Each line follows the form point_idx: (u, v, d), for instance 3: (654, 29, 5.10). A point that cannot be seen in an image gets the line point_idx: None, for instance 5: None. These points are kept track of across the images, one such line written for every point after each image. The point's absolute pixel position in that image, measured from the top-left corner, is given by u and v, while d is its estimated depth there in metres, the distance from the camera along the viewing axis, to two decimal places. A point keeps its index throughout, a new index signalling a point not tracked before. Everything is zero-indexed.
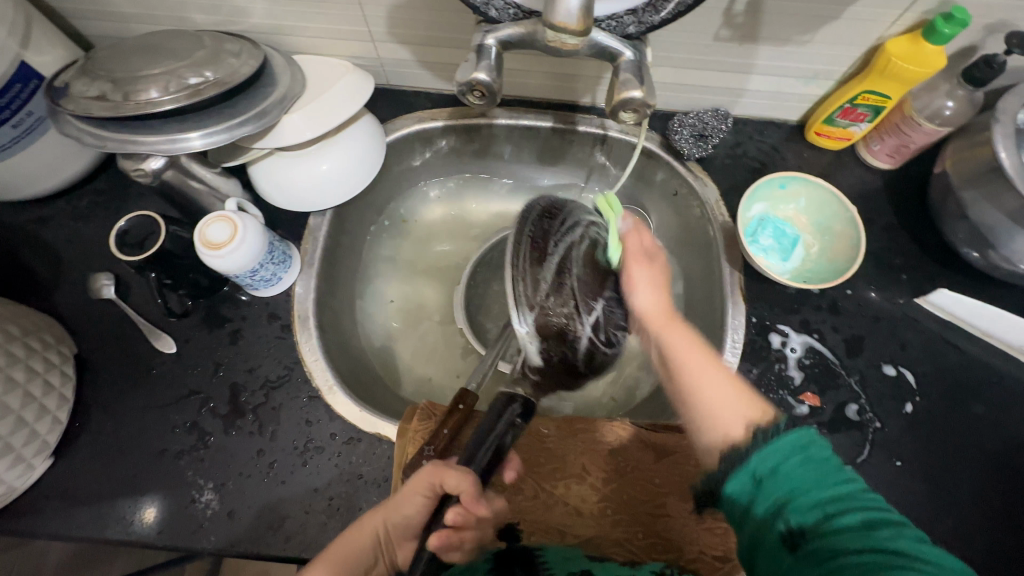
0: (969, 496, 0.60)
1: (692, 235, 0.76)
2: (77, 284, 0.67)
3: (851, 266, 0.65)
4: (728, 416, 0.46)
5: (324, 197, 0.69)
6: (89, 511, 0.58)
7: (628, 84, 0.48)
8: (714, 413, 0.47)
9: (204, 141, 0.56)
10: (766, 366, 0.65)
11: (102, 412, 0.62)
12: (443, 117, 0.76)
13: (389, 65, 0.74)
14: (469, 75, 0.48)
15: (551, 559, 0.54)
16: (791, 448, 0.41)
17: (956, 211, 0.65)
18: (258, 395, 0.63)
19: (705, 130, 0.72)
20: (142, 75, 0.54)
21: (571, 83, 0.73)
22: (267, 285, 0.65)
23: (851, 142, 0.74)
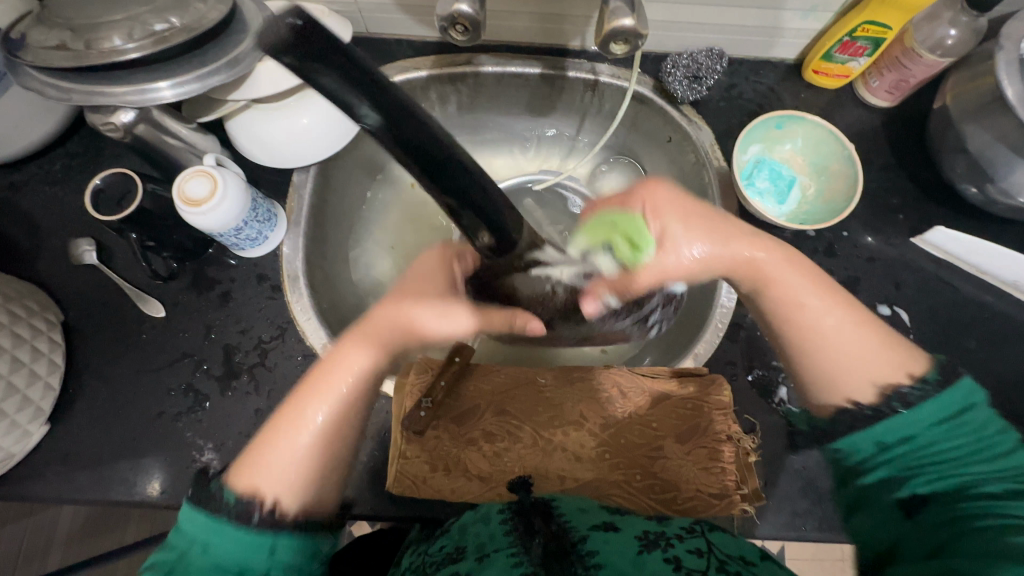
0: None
1: (686, 181, 0.74)
2: (57, 250, 0.65)
3: (848, 206, 0.64)
4: (872, 368, 0.47)
5: (309, 151, 0.67)
6: (92, 473, 0.58)
7: (617, 12, 0.45)
8: (862, 357, 0.47)
9: (175, 92, 0.54)
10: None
11: (95, 378, 0.61)
12: (428, 67, 0.72)
13: (367, 11, 0.70)
14: (450, 7, 0.45)
15: (566, 510, 0.53)
16: (940, 416, 0.43)
17: (955, 146, 0.63)
18: (252, 355, 0.62)
19: (698, 71, 0.70)
20: (102, 21, 0.51)
21: (560, 25, 0.70)
22: (254, 245, 0.63)
23: (849, 79, 0.71)
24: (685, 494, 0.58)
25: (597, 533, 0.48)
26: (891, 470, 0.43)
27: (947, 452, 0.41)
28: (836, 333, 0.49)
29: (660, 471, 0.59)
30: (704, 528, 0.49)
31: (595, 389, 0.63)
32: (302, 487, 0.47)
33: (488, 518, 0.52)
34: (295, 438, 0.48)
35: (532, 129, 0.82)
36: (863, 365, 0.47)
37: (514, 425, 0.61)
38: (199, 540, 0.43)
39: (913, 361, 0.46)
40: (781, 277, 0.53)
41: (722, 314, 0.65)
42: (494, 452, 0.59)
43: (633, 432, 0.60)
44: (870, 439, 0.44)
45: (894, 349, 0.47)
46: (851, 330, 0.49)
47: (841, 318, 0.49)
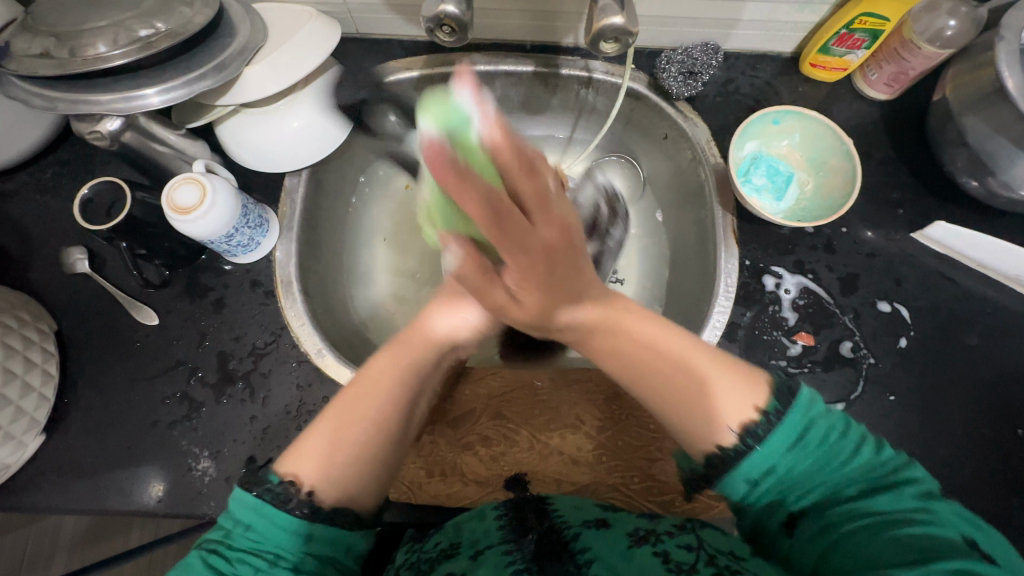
0: (961, 426, 0.61)
1: (683, 178, 0.73)
2: (50, 259, 0.65)
3: (846, 202, 0.63)
4: (725, 405, 0.45)
5: (300, 155, 0.66)
6: (88, 483, 0.58)
7: (607, 11, 0.44)
8: (707, 413, 0.46)
9: (163, 98, 0.53)
10: (761, 308, 0.65)
11: (90, 387, 0.61)
12: (419, 67, 0.72)
13: (357, 11, 0.69)
14: (436, 8, 0.45)
15: (562, 508, 0.53)
16: (791, 437, 0.43)
17: (956, 139, 0.62)
18: (247, 362, 0.62)
19: (693, 66, 0.69)
20: (87, 28, 0.50)
21: (552, 22, 0.69)
22: (246, 251, 0.63)
23: (847, 72, 0.70)
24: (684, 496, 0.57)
25: (588, 529, 0.48)
26: (765, 501, 0.44)
27: (805, 473, 0.42)
28: (693, 376, 0.48)
29: (658, 474, 0.58)
30: (694, 524, 0.48)
31: (592, 391, 0.63)
32: (338, 473, 0.46)
33: (483, 515, 0.53)
34: (349, 426, 0.48)
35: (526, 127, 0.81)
36: (700, 420, 0.46)
37: (510, 429, 0.60)
38: (244, 522, 0.43)
39: (753, 383, 0.46)
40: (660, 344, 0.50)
41: (720, 315, 0.64)
42: (490, 456, 0.59)
43: (631, 434, 0.60)
44: (742, 479, 0.44)
45: (737, 374, 0.47)
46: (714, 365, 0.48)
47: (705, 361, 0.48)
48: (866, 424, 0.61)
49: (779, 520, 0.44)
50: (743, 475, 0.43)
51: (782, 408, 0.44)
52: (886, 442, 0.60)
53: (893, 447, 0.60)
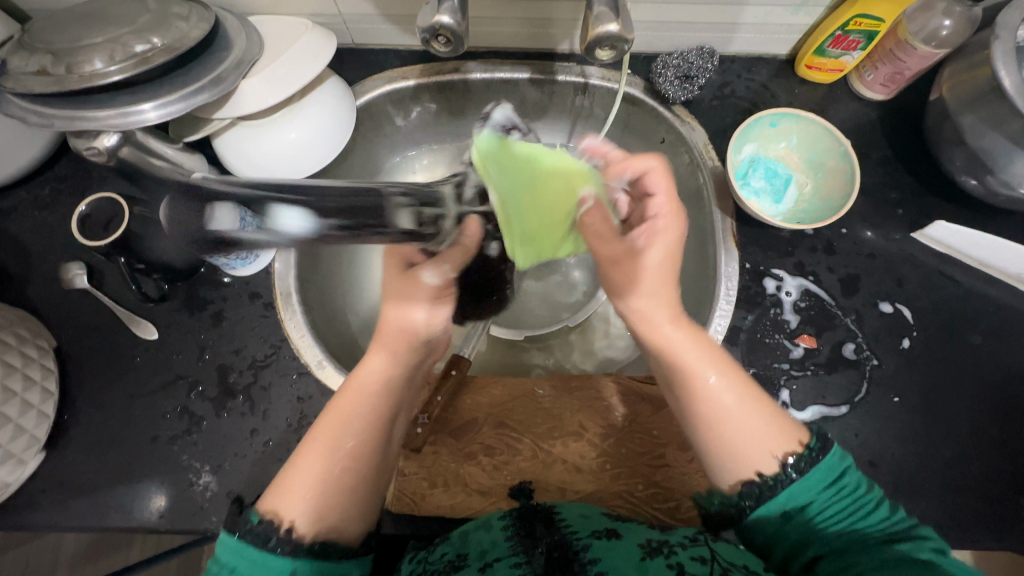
0: (967, 426, 0.60)
1: (680, 182, 0.73)
2: (48, 275, 0.64)
3: (846, 203, 0.63)
4: (759, 445, 0.47)
5: (297, 166, 0.66)
6: (88, 500, 0.58)
7: (602, 18, 0.44)
8: (746, 449, 0.47)
9: (160, 113, 0.53)
10: (762, 311, 0.64)
11: (90, 403, 0.61)
12: (415, 76, 0.72)
13: (352, 22, 0.69)
14: (430, 18, 0.44)
15: (568, 517, 0.52)
16: (829, 479, 0.44)
17: (953, 138, 0.62)
18: (247, 375, 0.62)
19: (689, 70, 0.69)
20: (83, 44, 0.50)
21: (547, 29, 0.69)
22: (245, 263, 0.63)
23: (843, 73, 0.70)
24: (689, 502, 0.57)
25: (599, 540, 0.48)
26: (791, 540, 0.45)
27: (838, 520, 0.44)
28: (741, 414, 0.48)
29: (662, 480, 0.58)
30: (707, 537, 0.48)
31: (594, 398, 0.62)
32: (320, 507, 0.45)
33: (490, 525, 0.52)
34: (321, 461, 0.47)
35: None
36: (740, 452, 0.47)
37: (512, 437, 0.60)
38: (229, 565, 0.43)
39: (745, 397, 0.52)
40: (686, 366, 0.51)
41: (720, 319, 0.63)
42: (493, 465, 0.59)
43: (634, 441, 0.60)
44: (788, 505, 0.44)
45: (779, 421, 0.48)
46: (743, 407, 0.48)
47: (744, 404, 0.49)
48: (871, 426, 0.60)
49: (799, 561, 0.44)
50: (781, 502, 0.45)
51: (818, 454, 0.45)
52: (891, 445, 0.60)
53: (899, 449, 0.60)
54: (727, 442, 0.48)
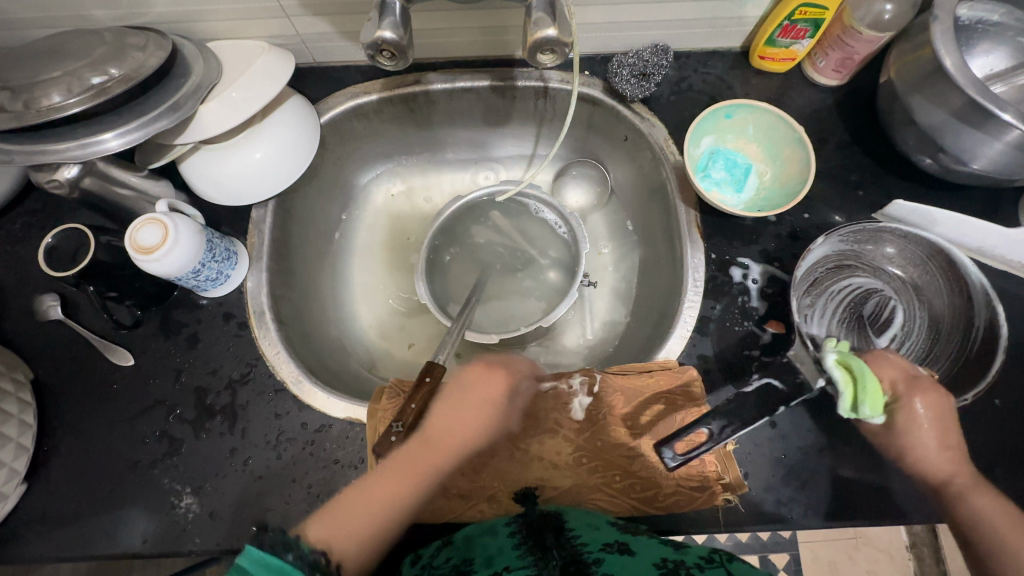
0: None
1: (645, 177, 0.74)
2: (23, 308, 0.65)
3: (803, 188, 0.64)
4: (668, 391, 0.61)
5: (263, 185, 0.66)
6: (72, 530, 0.58)
7: (541, 24, 0.45)
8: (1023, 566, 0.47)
9: (121, 141, 0.54)
10: (745, 299, 0.65)
11: (69, 432, 0.61)
12: (377, 91, 0.73)
13: (311, 41, 0.70)
14: (373, 34, 0.45)
15: (577, 526, 0.54)
16: None
17: (904, 118, 0.63)
18: (225, 395, 0.62)
19: (645, 68, 0.70)
20: (40, 79, 0.51)
21: (504, 36, 0.70)
22: (216, 284, 0.63)
23: (796, 61, 0.71)
24: (666, 490, 0.57)
25: (611, 554, 0.49)
26: None
27: None
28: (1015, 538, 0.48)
29: (639, 469, 0.58)
30: (722, 557, 0.50)
31: (565, 393, 0.63)
32: (356, 541, 0.46)
33: (496, 531, 0.54)
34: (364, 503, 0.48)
35: (491, 139, 0.82)
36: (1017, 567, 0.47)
37: None
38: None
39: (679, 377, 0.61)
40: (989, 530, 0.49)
41: (690, 310, 0.64)
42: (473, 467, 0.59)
43: (609, 433, 0.60)
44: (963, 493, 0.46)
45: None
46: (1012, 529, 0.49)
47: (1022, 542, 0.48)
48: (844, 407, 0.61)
49: None
50: None
51: None
52: None
53: None
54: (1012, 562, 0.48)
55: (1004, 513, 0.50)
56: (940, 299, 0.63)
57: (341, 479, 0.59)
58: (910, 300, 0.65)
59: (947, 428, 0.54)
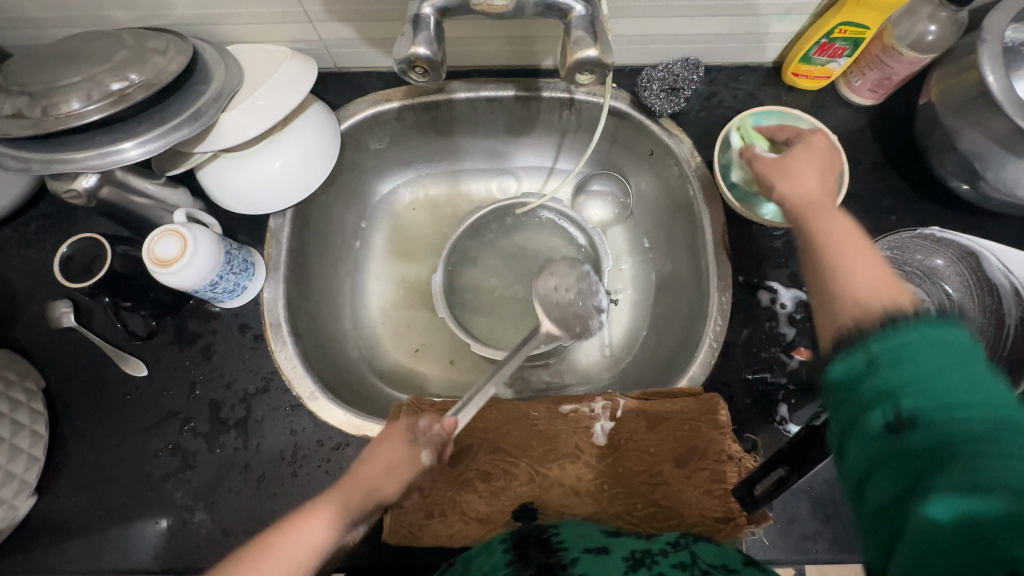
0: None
1: (671, 194, 0.73)
2: (36, 314, 0.64)
3: (837, 195, 0.62)
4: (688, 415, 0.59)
5: (283, 195, 0.65)
6: (82, 543, 0.57)
7: (581, 44, 0.43)
8: (871, 286, 0.37)
9: (141, 150, 0.52)
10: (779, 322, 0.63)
11: (81, 443, 0.60)
12: (399, 98, 0.71)
13: (333, 47, 0.68)
14: (406, 50, 0.44)
15: (567, 539, 0.51)
16: None
17: (944, 143, 0.61)
18: (239, 409, 0.61)
19: (675, 82, 0.69)
20: (59, 84, 0.50)
21: (530, 46, 0.68)
22: (233, 296, 0.62)
23: (831, 79, 0.69)
24: (689, 520, 0.56)
25: (589, 555, 0.48)
26: None
27: None
28: (859, 260, 0.40)
29: (662, 498, 0.57)
30: (688, 540, 0.49)
31: (586, 417, 0.61)
32: None
33: (490, 549, 0.51)
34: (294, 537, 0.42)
35: (512, 149, 0.80)
36: (854, 298, 0.37)
37: (509, 463, 0.59)
38: None
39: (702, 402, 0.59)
40: (858, 270, 0.39)
41: (715, 334, 0.63)
42: (491, 491, 0.58)
43: (630, 459, 0.59)
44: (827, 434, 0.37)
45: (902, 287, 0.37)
46: (869, 258, 0.40)
47: (869, 255, 0.40)
48: None
49: None
50: None
51: None
52: None
53: None
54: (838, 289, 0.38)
55: (873, 280, 0.38)
56: (973, 306, 0.60)
57: None
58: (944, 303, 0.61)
59: (855, 246, 0.41)
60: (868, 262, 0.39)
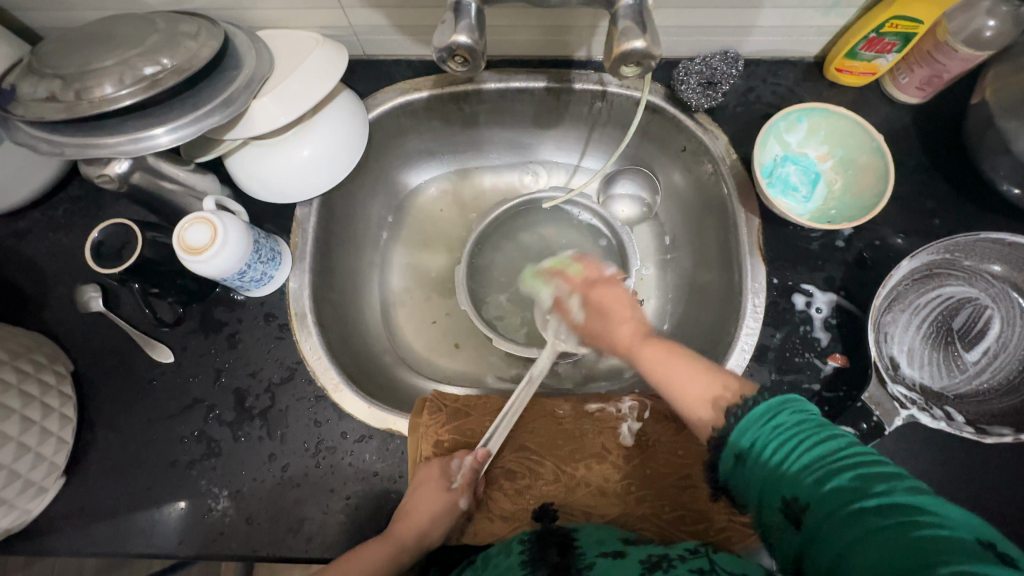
0: (1022, 454, 0.56)
1: (702, 191, 0.71)
2: (65, 297, 0.64)
3: (880, 199, 0.60)
4: (699, 388, 0.49)
5: (310, 182, 0.64)
6: (108, 527, 0.58)
7: (628, 34, 0.42)
8: (695, 392, 0.49)
9: (172, 137, 0.52)
10: (815, 328, 0.61)
11: (108, 428, 0.61)
12: (427, 88, 0.70)
13: (363, 34, 0.67)
14: (449, 39, 0.43)
15: (585, 542, 0.50)
16: None
17: (996, 145, 0.59)
18: (264, 398, 0.61)
19: (713, 76, 0.66)
20: (92, 68, 0.49)
21: (564, 36, 0.67)
22: (260, 285, 0.62)
23: (875, 76, 0.67)
24: (718, 524, 0.55)
25: (606, 561, 0.46)
26: None
27: None
28: (676, 372, 0.51)
29: (690, 502, 0.56)
30: (708, 549, 0.46)
31: (613, 417, 0.61)
32: None
33: (510, 548, 0.51)
34: (367, 554, 0.52)
35: (540, 141, 0.79)
36: (682, 397, 0.50)
37: (534, 461, 0.59)
38: None
39: (729, 378, 0.49)
40: (652, 364, 0.53)
41: (748, 336, 0.61)
42: (517, 489, 0.57)
43: (658, 461, 0.58)
44: (736, 462, 0.43)
45: (712, 374, 0.49)
46: (681, 367, 0.51)
47: (684, 365, 0.51)
48: (914, 450, 0.56)
49: None
50: None
51: None
52: (937, 471, 0.56)
53: (943, 475, 0.56)
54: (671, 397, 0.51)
55: (698, 374, 0.50)
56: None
57: (379, 492, 0.58)
58: (1010, 312, 0.58)
59: (672, 361, 0.52)
60: (676, 361, 0.52)
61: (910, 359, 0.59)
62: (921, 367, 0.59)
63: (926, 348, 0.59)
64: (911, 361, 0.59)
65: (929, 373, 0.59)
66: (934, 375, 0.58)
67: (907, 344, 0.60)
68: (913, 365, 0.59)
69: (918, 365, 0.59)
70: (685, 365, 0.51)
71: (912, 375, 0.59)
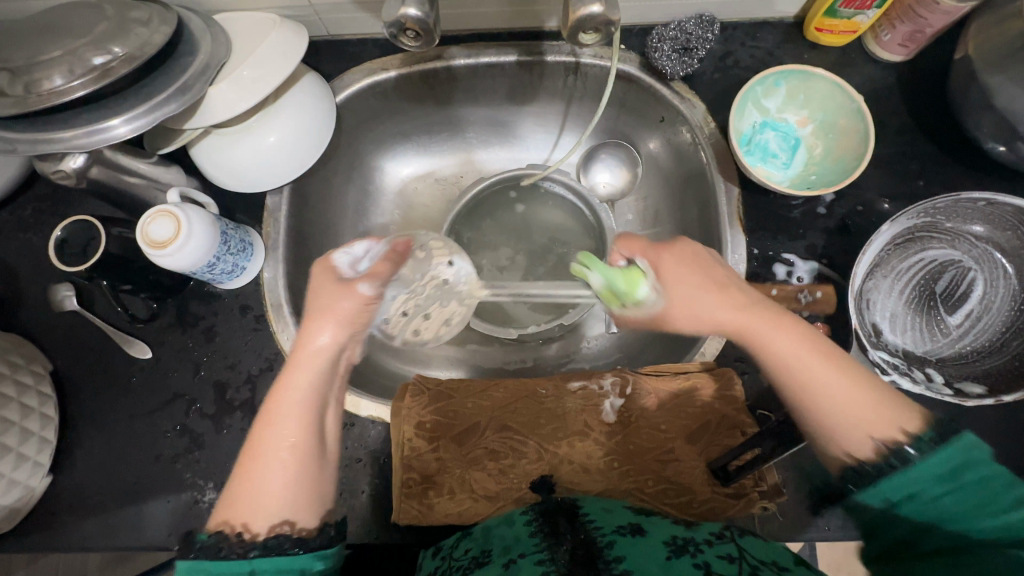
0: (1003, 415, 0.55)
1: (682, 162, 0.69)
2: (38, 298, 0.64)
3: (859, 164, 0.59)
4: (869, 423, 0.41)
5: (280, 170, 0.63)
6: (97, 521, 0.58)
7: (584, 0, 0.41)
8: (844, 423, 0.42)
9: (130, 128, 0.51)
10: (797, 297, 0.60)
11: (91, 425, 0.61)
12: (396, 66, 0.68)
13: (324, 12, 0.65)
14: (396, 11, 0.41)
15: (591, 512, 0.49)
16: None
17: (979, 100, 0.57)
18: (244, 390, 0.61)
19: (688, 42, 0.64)
20: (38, 59, 0.47)
21: (533, 6, 0.64)
22: (232, 277, 0.61)
23: (857, 35, 0.64)
24: (701, 496, 0.55)
25: (621, 536, 0.45)
26: None
27: None
28: (833, 386, 0.43)
29: (673, 475, 0.56)
30: (732, 533, 0.45)
31: (595, 394, 0.60)
32: (290, 507, 0.41)
33: (512, 521, 0.50)
34: (250, 477, 0.42)
35: (515, 118, 0.76)
36: (830, 431, 0.42)
37: (517, 440, 0.59)
38: None
39: (906, 417, 0.41)
40: (791, 361, 0.44)
41: None
42: (500, 469, 0.57)
43: (641, 436, 0.58)
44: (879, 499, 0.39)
45: (887, 403, 0.42)
46: (831, 372, 0.43)
47: (837, 377, 0.43)
48: None
49: None
50: None
51: None
52: None
53: None
54: (819, 412, 0.43)
55: (862, 390, 0.42)
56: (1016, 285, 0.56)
57: (362, 478, 0.59)
58: (993, 274, 0.57)
59: (829, 376, 0.43)
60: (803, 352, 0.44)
61: (892, 324, 0.58)
62: (904, 334, 0.58)
63: (907, 314, 0.58)
64: (893, 328, 0.58)
65: (911, 337, 0.58)
66: (916, 341, 0.58)
67: (888, 310, 0.59)
68: (894, 333, 0.58)
69: (900, 331, 0.58)
70: (835, 376, 0.43)
71: (895, 341, 0.58)
